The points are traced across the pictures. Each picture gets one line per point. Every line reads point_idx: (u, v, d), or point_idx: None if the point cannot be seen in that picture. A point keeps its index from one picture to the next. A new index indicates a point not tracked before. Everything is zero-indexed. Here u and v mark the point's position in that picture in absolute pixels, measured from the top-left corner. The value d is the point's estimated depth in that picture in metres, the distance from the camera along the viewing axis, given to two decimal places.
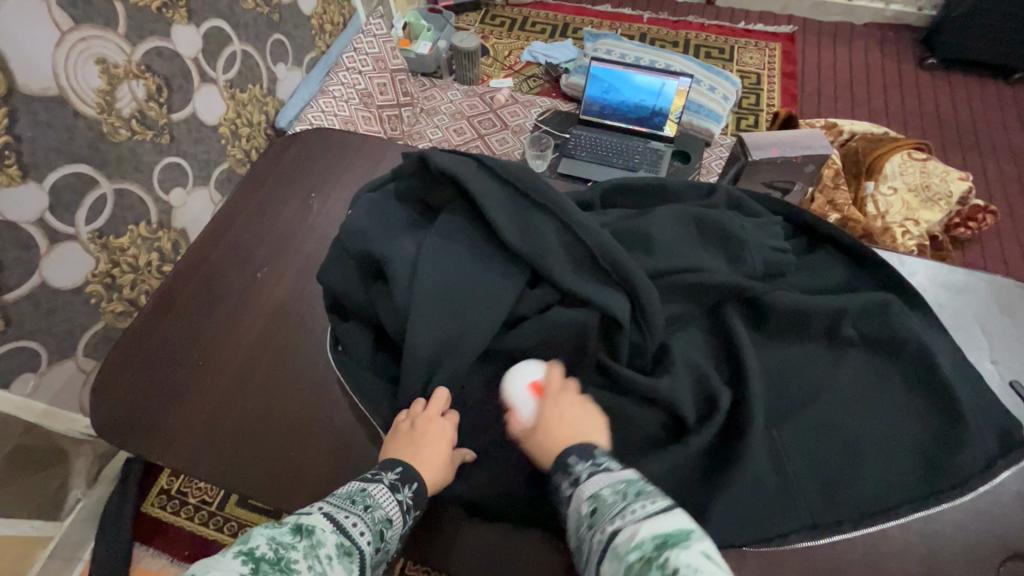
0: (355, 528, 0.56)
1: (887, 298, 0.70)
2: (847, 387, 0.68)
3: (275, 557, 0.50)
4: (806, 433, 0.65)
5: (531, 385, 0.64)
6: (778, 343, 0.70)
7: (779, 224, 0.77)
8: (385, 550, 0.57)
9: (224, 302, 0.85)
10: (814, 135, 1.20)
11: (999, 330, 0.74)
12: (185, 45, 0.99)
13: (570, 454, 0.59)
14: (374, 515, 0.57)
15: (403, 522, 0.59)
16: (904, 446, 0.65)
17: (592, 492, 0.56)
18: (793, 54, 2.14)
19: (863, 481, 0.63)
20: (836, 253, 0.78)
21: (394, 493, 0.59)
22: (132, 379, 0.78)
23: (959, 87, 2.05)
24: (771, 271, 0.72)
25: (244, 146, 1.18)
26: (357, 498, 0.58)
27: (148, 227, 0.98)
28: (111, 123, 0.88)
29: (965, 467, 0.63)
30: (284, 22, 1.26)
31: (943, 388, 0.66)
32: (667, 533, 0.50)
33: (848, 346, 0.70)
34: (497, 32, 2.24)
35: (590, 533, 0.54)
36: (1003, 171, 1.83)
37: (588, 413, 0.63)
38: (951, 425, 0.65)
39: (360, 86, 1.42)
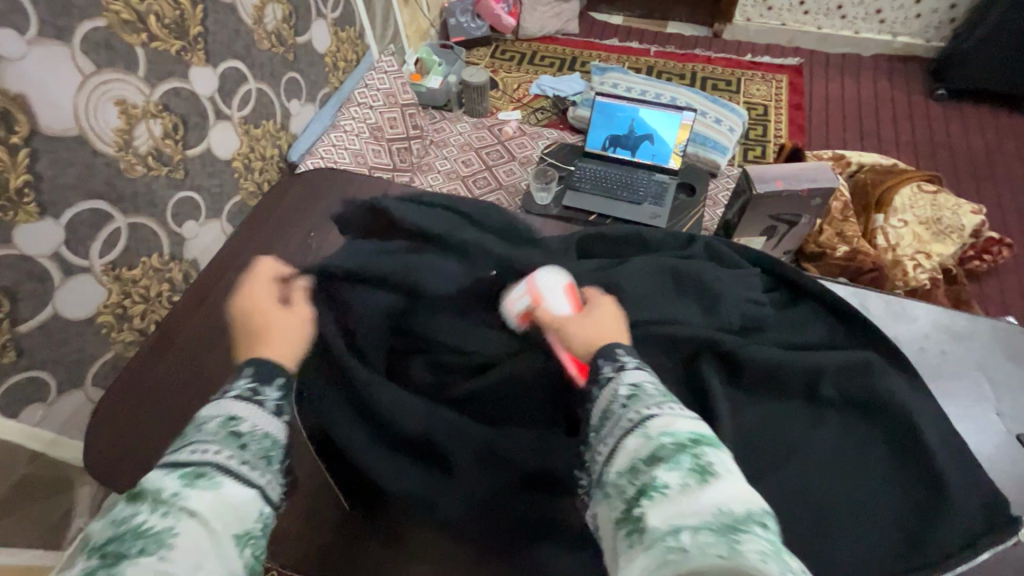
0: (195, 451, 0.43)
1: (871, 359, 0.68)
2: (824, 449, 0.64)
3: (110, 534, 0.37)
4: (778, 498, 0.61)
5: (565, 287, 0.66)
6: (751, 399, 0.67)
7: (757, 276, 0.77)
8: (259, 435, 0.46)
9: (221, 340, 0.86)
10: (819, 168, 1.20)
11: (1005, 378, 0.72)
12: (202, 85, 1.03)
13: (618, 347, 0.53)
14: (208, 426, 0.45)
15: (257, 405, 0.48)
16: (882, 513, 0.61)
17: (633, 380, 0.49)
18: (800, 86, 2.15)
19: (839, 554, 0.58)
20: (819, 308, 0.77)
21: (230, 393, 0.48)
22: (130, 417, 0.79)
23: (970, 117, 2.04)
24: (750, 325, 0.72)
25: (257, 179, 1.22)
26: (193, 427, 0.46)
27: (160, 258, 1.01)
28: (128, 159, 0.91)
29: (941, 545, 0.59)
30: (298, 61, 1.31)
31: (922, 456, 0.63)
32: (703, 433, 0.43)
33: (826, 407, 0.67)
34: (506, 66, 2.30)
35: (622, 412, 0.47)
36: (1019, 202, 1.79)
37: (602, 317, 0.60)
38: (930, 498, 0.61)
39: (370, 120, 1.47)
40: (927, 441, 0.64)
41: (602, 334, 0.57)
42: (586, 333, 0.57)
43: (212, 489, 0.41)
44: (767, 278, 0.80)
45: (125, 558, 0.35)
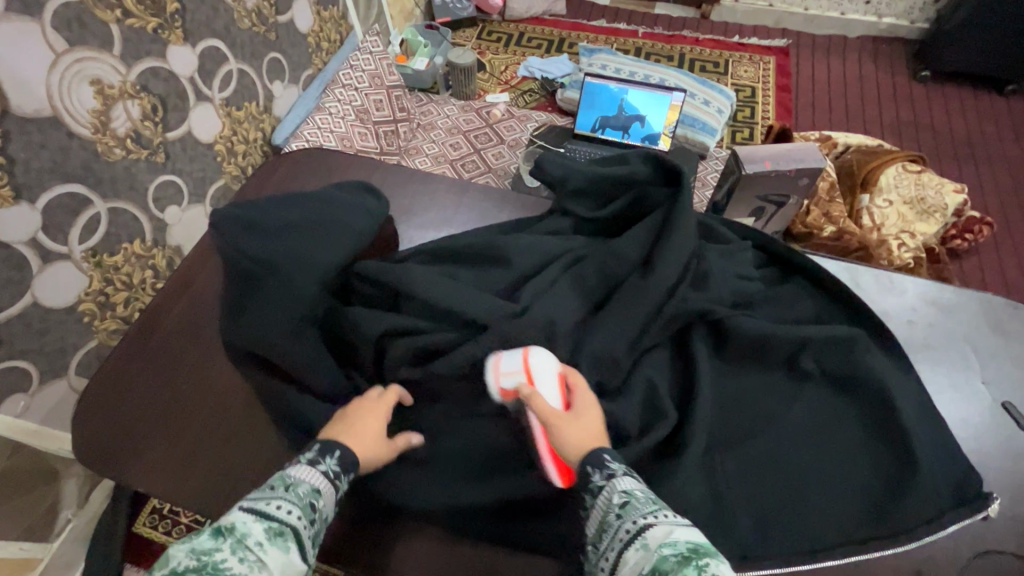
0: (279, 508, 0.51)
1: (853, 334, 0.68)
2: (799, 421, 0.66)
3: (198, 563, 0.43)
4: (749, 466, 0.64)
5: (555, 374, 0.62)
6: (734, 372, 0.69)
7: (747, 251, 0.78)
8: (321, 519, 0.54)
9: (209, 325, 0.82)
10: (807, 149, 1.20)
11: (990, 348, 0.73)
12: (181, 65, 1.00)
13: (603, 451, 0.56)
14: (298, 491, 0.53)
15: (333, 489, 0.56)
16: (851, 482, 0.63)
17: (626, 487, 0.52)
18: (787, 67, 2.15)
19: (805, 519, 0.61)
20: (807, 284, 0.77)
21: (316, 466, 0.56)
22: (117, 403, 0.76)
23: (953, 99, 2.06)
24: (740, 299, 0.73)
25: (240, 163, 1.19)
26: (275, 484, 0.54)
27: (142, 244, 0.98)
28: (105, 142, 0.88)
29: (908, 512, 0.60)
30: (280, 40, 1.27)
31: (894, 427, 0.64)
32: (700, 542, 0.46)
33: (805, 380, 0.68)
34: (493, 47, 2.26)
35: (618, 523, 0.50)
36: (999, 183, 1.83)
37: (597, 420, 0.60)
38: (902, 468, 0.62)
39: (356, 102, 1.44)
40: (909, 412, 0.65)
41: (592, 438, 0.58)
42: (585, 434, 0.58)
43: (284, 551, 0.48)
44: (758, 255, 0.81)
45: None
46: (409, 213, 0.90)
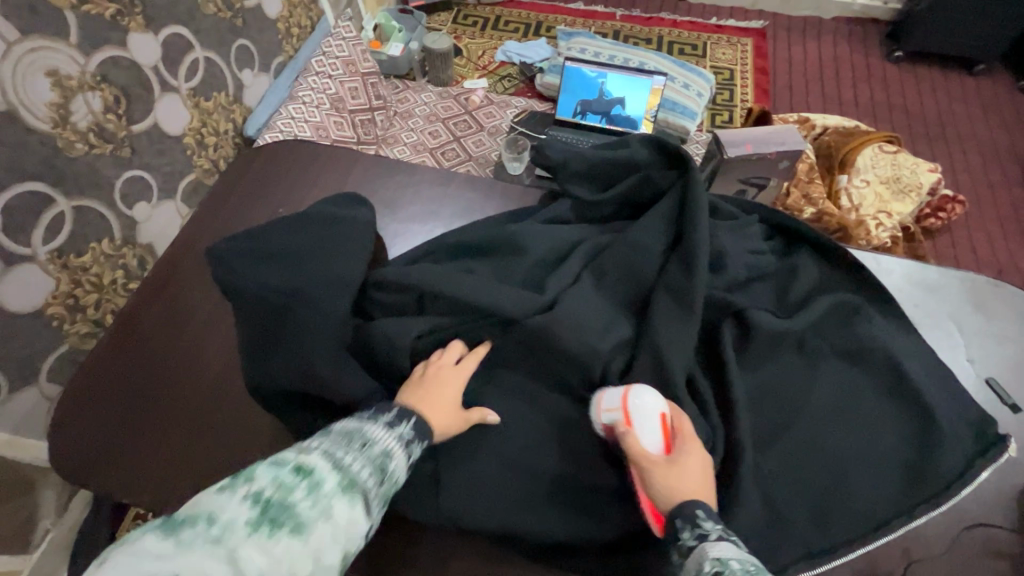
0: (355, 459, 0.47)
1: (856, 305, 0.69)
2: (827, 397, 0.65)
3: (280, 499, 0.42)
4: (791, 452, 0.62)
5: (616, 411, 0.57)
6: (760, 360, 0.66)
7: (755, 226, 0.76)
8: (393, 480, 0.50)
9: (190, 325, 0.75)
10: (786, 132, 1.21)
11: (976, 326, 0.71)
12: (143, 53, 0.95)
13: (695, 508, 0.50)
14: (373, 450, 0.49)
15: (406, 454, 0.51)
16: (886, 450, 0.62)
17: (718, 555, 0.46)
18: (764, 49, 2.16)
19: (851, 497, 0.60)
20: (813, 255, 0.76)
21: (391, 428, 0.52)
22: (93, 415, 0.69)
23: (924, 79, 2.09)
24: (752, 276, 0.72)
25: (211, 156, 1.15)
26: (353, 435, 0.49)
27: (111, 243, 0.94)
28: (66, 137, 0.83)
29: (945, 471, 0.60)
30: (248, 27, 1.21)
31: (917, 395, 0.64)
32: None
33: (821, 356, 0.67)
34: (469, 32, 2.21)
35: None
36: (969, 161, 1.87)
37: (703, 468, 0.54)
38: (930, 430, 0.62)
39: (330, 90, 1.39)
40: (916, 388, 0.64)
41: (695, 489, 0.52)
42: (690, 482, 0.52)
43: (353, 506, 0.45)
44: (764, 228, 0.78)
45: (281, 531, 0.40)
46: (398, 205, 0.85)
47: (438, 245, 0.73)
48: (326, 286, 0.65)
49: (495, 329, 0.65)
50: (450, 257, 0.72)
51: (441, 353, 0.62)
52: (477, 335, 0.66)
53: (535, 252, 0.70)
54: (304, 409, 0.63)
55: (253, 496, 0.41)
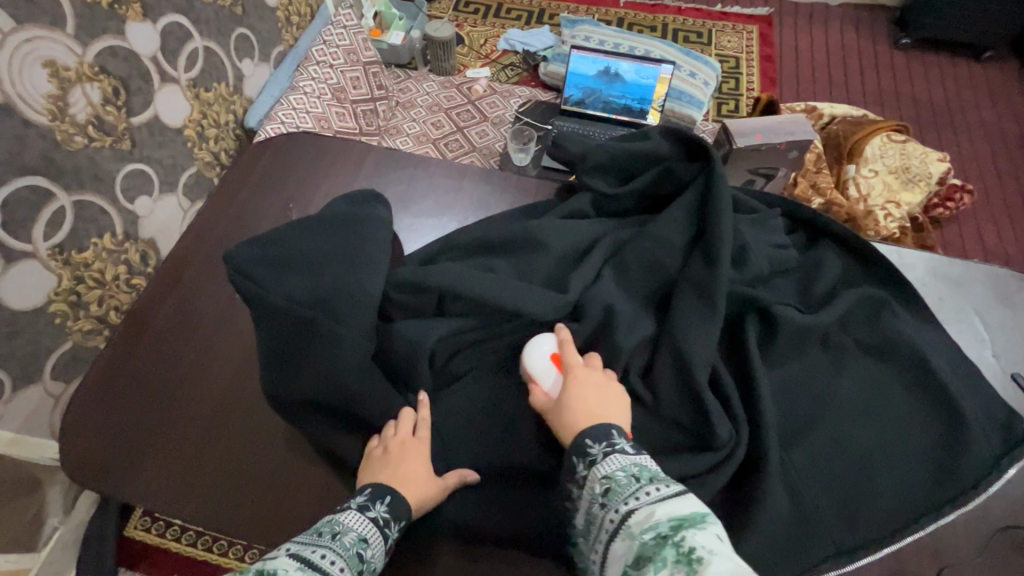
0: (327, 555, 0.48)
1: (881, 301, 0.68)
2: (852, 394, 0.64)
3: None
4: (818, 450, 0.61)
5: (551, 356, 0.59)
6: (785, 357, 0.65)
7: (777, 220, 0.75)
8: (369, 571, 0.51)
9: (203, 322, 0.74)
10: (797, 122, 1.19)
11: (999, 321, 0.71)
12: (142, 43, 0.92)
13: (585, 436, 0.52)
14: (344, 540, 0.50)
15: (383, 539, 0.53)
16: (913, 448, 0.61)
17: (606, 473, 0.49)
18: (770, 37, 2.13)
19: (878, 496, 0.59)
20: (835, 249, 0.75)
21: (364, 513, 0.53)
22: (108, 413, 0.67)
23: (932, 67, 2.07)
24: (775, 271, 0.70)
25: (212, 148, 1.12)
26: (323, 529, 0.51)
27: (113, 239, 0.92)
28: (65, 130, 0.81)
29: (972, 470, 0.59)
30: (247, 15, 1.18)
31: (944, 393, 0.63)
32: (684, 514, 0.43)
33: (845, 352, 0.66)
34: (471, 20, 2.18)
35: (603, 513, 0.48)
36: (976, 150, 1.85)
37: (614, 391, 0.56)
38: (956, 428, 0.62)
39: (332, 80, 1.36)
40: (943, 384, 0.63)
41: (604, 409, 0.55)
42: (590, 405, 0.55)
43: None
44: (785, 222, 0.77)
45: None
46: (411, 198, 0.83)
47: (452, 243, 0.72)
48: (349, 292, 0.60)
49: (513, 328, 0.64)
50: (466, 253, 0.70)
51: (395, 424, 0.59)
52: (494, 335, 0.64)
53: (554, 248, 0.68)
54: (319, 411, 0.62)
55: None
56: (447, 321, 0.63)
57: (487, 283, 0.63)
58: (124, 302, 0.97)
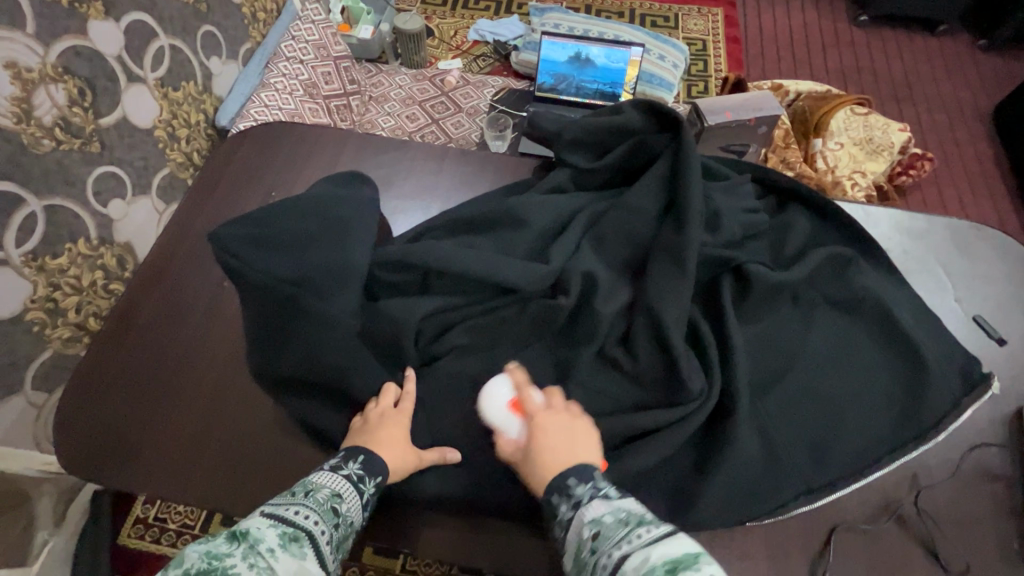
0: (298, 514, 0.51)
1: (848, 255, 0.70)
2: (819, 345, 0.66)
3: (210, 566, 0.43)
4: (786, 398, 0.63)
5: (510, 403, 0.60)
6: (758, 314, 0.67)
7: (747, 184, 0.77)
8: (346, 524, 0.53)
9: (193, 313, 0.73)
10: (763, 98, 1.22)
11: (959, 268, 0.74)
12: (105, 43, 0.91)
13: (569, 477, 0.52)
14: (318, 496, 0.53)
15: (356, 494, 0.55)
16: (877, 391, 0.64)
17: (594, 517, 0.49)
18: (734, 18, 2.17)
19: (844, 438, 0.61)
20: (803, 211, 0.76)
21: (337, 471, 0.55)
22: (101, 405, 0.67)
23: (889, 42, 2.14)
24: (748, 233, 0.72)
25: (184, 149, 1.10)
26: (295, 490, 0.53)
27: (87, 243, 0.90)
28: (31, 133, 0.79)
29: (932, 408, 0.62)
30: (212, 12, 1.17)
31: (903, 337, 0.65)
32: (677, 557, 0.43)
33: (814, 307, 0.68)
34: (440, 12, 2.18)
35: (594, 559, 0.47)
36: (935, 120, 1.93)
37: (581, 429, 0.57)
38: (914, 370, 0.64)
39: (303, 76, 1.36)
40: (905, 331, 0.65)
41: (575, 454, 0.55)
42: (560, 452, 0.55)
43: (300, 555, 0.47)
44: (756, 188, 0.79)
45: None
46: (393, 183, 0.84)
47: (435, 221, 0.72)
48: (334, 274, 0.61)
49: (500, 300, 0.63)
50: (450, 233, 0.70)
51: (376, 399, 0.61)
52: (481, 310, 0.63)
53: (534, 223, 0.69)
54: (311, 393, 0.63)
55: (185, 571, 0.43)
56: (431, 299, 0.63)
57: (469, 257, 0.63)
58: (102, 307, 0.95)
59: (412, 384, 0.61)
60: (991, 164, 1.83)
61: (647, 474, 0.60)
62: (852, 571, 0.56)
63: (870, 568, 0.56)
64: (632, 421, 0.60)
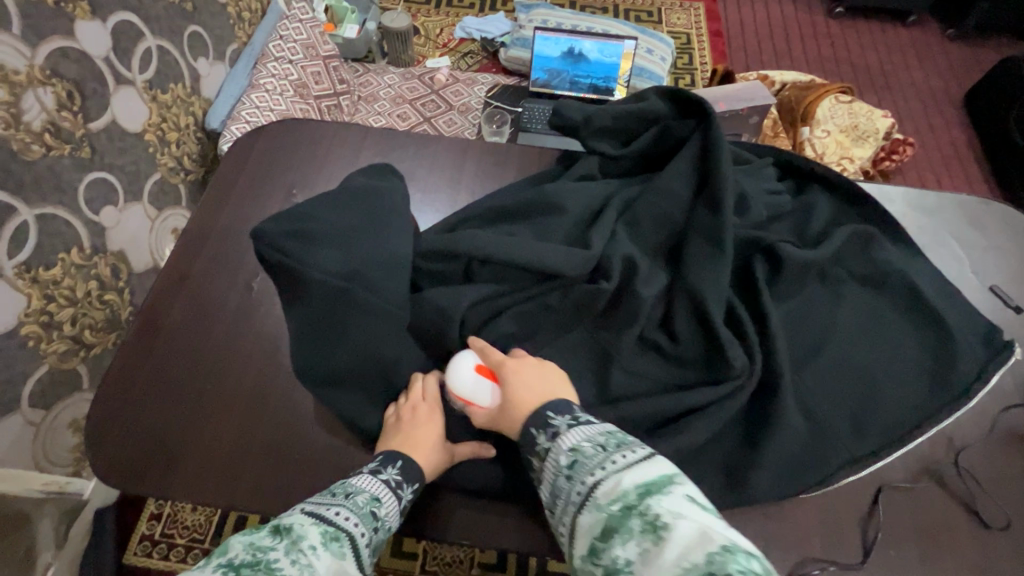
0: (339, 514, 0.50)
1: (871, 232, 0.71)
2: (852, 320, 0.68)
3: (256, 558, 0.41)
4: (827, 373, 0.64)
5: (477, 367, 0.58)
6: (790, 292, 0.68)
7: (769, 167, 0.78)
8: (383, 529, 0.53)
9: (224, 315, 0.71)
10: (754, 89, 1.23)
11: (970, 242, 0.78)
12: (93, 43, 0.86)
13: (547, 410, 0.54)
14: (357, 499, 0.52)
15: (395, 499, 0.55)
16: (910, 362, 0.65)
17: (571, 445, 0.50)
18: (716, 12, 2.21)
19: (883, 407, 0.63)
20: (823, 191, 0.78)
21: (377, 475, 0.55)
22: (135, 414, 0.65)
23: (864, 33, 2.21)
24: (773, 215, 0.74)
25: (175, 153, 1.07)
26: (336, 491, 0.53)
27: (81, 253, 0.86)
28: (20, 139, 0.75)
29: (964, 374, 0.64)
30: (198, 11, 1.13)
31: (930, 309, 0.67)
32: (650, 480, 0.44)
33: (842, 283, 0.70)
34: (425, 10, 2.16)
35: (569, 485, 0.48)
36: (911, 107, 2.00)
37: (551, 370, 0.59)
38: (943, 338, 0.66)
39: (292, 76, 1.30)
40: (931, 303, 0.68)
41: (550, 388, 0.56)
42: (537, 388, 0.56)
43: (341, 557, 0.46)
44: (776, 171, 0.81)
45: None
46: (411, 179, 0.83)
47: (469, 210, 0.72)
48: (383, 265, 0.62)
49: (544, 287, 0.64)
50: (483, 224, 0.71)
51: (406, 393, 0.62)
52: (523, 298, 0.64)
53: (562, 213, 0.69)
54: (354, 391, 0.62)
55: (230, 561, 0.41)
56: (477, 288, 0.64)
57: (509, 246, 0.63)
58: (98, 319, 0.91)
59: (435, 376, 0.62)
60: (967, 148, 1.90)
61: (695, 453, 0.61)
62: (894, 537, 0.58)
63: (913, 529, 0.59)
64: (678, 401, 0.61)
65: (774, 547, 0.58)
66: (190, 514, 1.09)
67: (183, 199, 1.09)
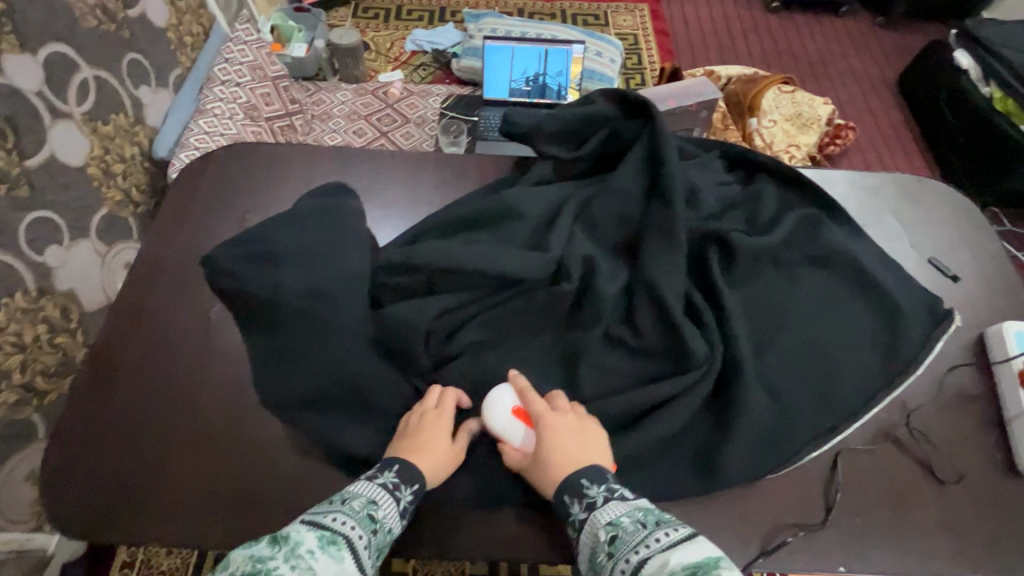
0: (336, 520, 0.50)
1: (817, 215, 0.75)
2: (807, 301, 0.70)
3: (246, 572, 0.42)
4: (786, 353, 0.67)
5: (515, 410, 0.59)
6: (745, 280, 0.71)
7: (717, 160, 0.81)
8: (384, 530, 0.52)
9: (185, 348, 0.69)
10: (701, 84, 1.27)
11: (910, 217, 0.82)
12: (23, 78, 0.83)
13: (582, 477, 0.55)
14: (354, 505, 0.52)
15: (394, 501, 0.54)
16: (863, 336, 0.68)
17: (611, 520, 0.51)
18: (660, 13, 2.28)
19: (841, 381, 0.65)
20: (771, 179, 0.81)
21: (375, 480, 0.55)
22: (95, 461, 0.62)
23: (801, 25, 2.31)
24: (724, 205, 0.76)
25: (121, 184, 1.03)
26: (337, 498, 0.53)
27: (26, 296, 0.82)
28: None
29: (911, 343, 0.67)
30: (136, 38, 1.10)
31: (876, 284, 0.71)
32: (695, 563, 0.44)
33: (795, 266, 0.72)
34: (373, 25, 2.15)
35: (611, 562, 0.48)
36: (850, 93, 2.09)
37: (590, 430, 0.58)
38: (891, 311, 0.69)
39: (241, 99, 1.27)
40: (877, 279, 0.71)
41: (588, 453, 0.57)
42: (572, 452, 0.56)
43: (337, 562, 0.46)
44: (724, 162, 0.83)
45: None
46: (369, 196, 0.82)
47: (429, 221, 0.72)
48: None
49: (508, 294, 0.65)
50: (445, 236, 0.71)
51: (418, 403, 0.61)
52: (488, 305, 0.65)
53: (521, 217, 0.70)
54: (323, 416, 0.61)
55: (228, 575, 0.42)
56: (441, 299, 0.64)
57: (471, 255, 0.64)
58: (49, 363, 0.87)
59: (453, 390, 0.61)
60: (903, 128, 2.00)
61: (666, 443, 0.63)
62: (860, 505, 0.61)
63: (879, 495, 0.61)
64: (645, 394, 0.62)
65: (749, 526, 0.59)
66: (165, 558, 1.06)
67: (134, 231, 1.05)
